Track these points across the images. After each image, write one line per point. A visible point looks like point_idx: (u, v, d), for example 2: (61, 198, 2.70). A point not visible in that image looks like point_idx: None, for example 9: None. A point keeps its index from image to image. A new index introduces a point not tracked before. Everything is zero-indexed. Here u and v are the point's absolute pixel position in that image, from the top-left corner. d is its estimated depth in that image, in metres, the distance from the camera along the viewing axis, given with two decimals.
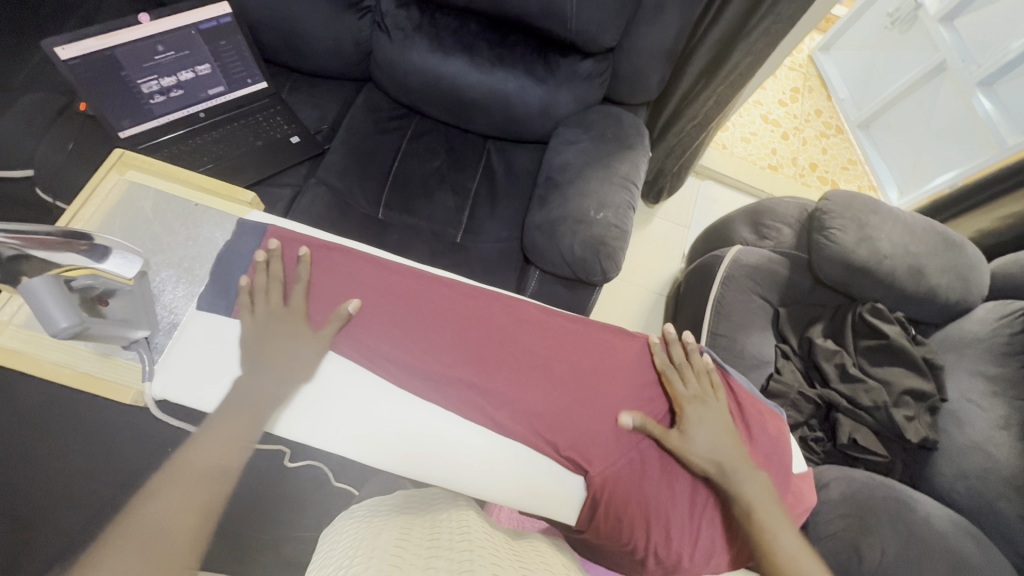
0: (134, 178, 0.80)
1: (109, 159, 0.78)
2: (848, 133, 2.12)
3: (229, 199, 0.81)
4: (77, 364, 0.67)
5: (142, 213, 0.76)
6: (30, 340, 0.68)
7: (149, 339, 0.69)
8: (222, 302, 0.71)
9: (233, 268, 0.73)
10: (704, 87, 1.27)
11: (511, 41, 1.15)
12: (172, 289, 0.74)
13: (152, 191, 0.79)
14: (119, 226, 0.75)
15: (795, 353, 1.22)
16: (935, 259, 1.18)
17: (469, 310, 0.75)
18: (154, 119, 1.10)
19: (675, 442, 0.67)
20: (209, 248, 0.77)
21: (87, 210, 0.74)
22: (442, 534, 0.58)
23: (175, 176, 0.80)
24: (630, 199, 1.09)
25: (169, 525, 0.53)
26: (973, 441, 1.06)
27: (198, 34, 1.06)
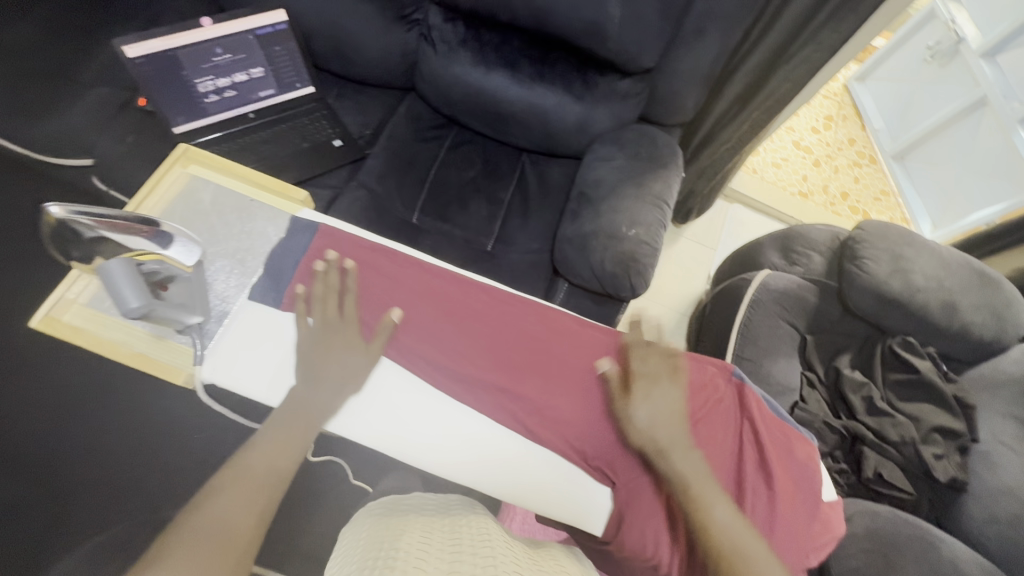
0: (195, 171, 0.83)
1: (175, 153, 0.82)
2: (882, 163, 2.10)
3: (281, 195, 0.83)
4: (133, 344, 0.69)
5: (199, 205, 0.79)
6: (92, 318, 0.70)
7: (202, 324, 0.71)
8: (271, 294, 0.73)
9: (281, 262, 0.74)
10: (740, 111, 1.28)
11: (551, 58, 1.17)
12: (224, 278, 0.76)
13: (211, 185, 0.82)
14: (177, 216, 0.78)
15: (822, 382, 1.21)
16: (971, 296, 1.16)
17: (504, 316, 0.76)
18: (206, 117, 1.15)
19: (619, 410, 0.68)
20: (261, 242, 0.78)
21: (150, 201, 0.77)
22: (464, 536, 0.62)
23: (231, 170, 0.82)
24: (662, 218, 1.10)
25: (234, 524, 0.59)
26: (1005, 485, 1.03)
27: (255, 39, 1.11)
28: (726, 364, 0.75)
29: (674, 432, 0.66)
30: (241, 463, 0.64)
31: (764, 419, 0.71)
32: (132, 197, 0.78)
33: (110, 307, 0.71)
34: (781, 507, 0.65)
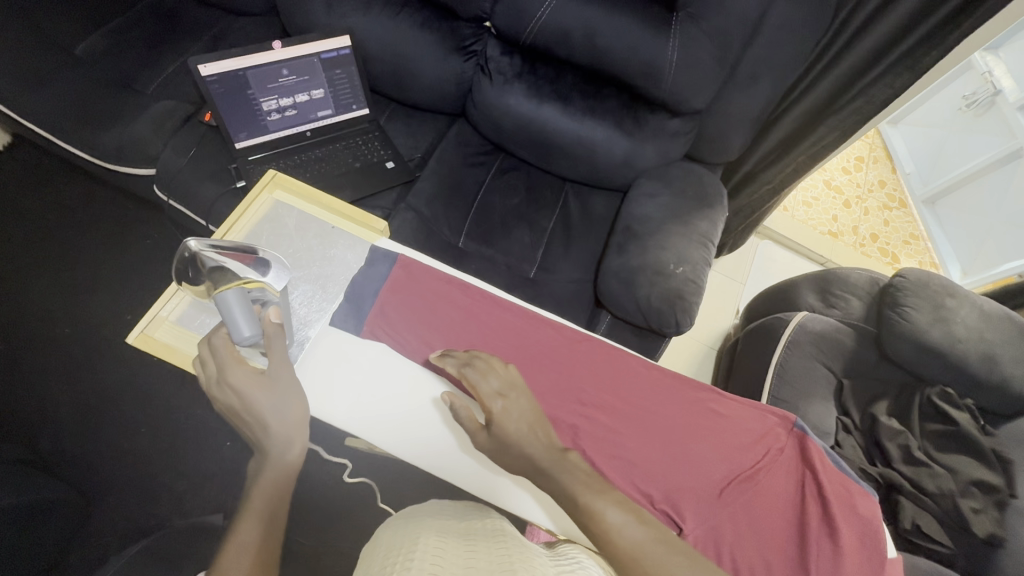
0: (281, 197, 0.86)
1: (263, 179, 0.86)
2: (911, 207, 2.11)
3: (363, 225, 0.86)
4: None
5: (286, 230, 0.82)
6: (181, 335, 0.72)
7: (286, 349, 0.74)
8: (351, 321, 0.76)
9: (362, 288, 0.77)
10: (784, 155, 1.30)
11: (604, 94, 1.21)
12: (307, 304, 0.78)
13: (295, 211, 0.85)
14: (264, 241, 0.81)
15: (856, 427, 1.20)
16: (1010, 350, 1.16)
17: (573, 354, 0.77)
18: (267, 133, 1.18)
19: (483, 443, 0.64)
20: (342, 270, 0.81)
21: (241, 224, 0.81)
22: (479, 535, 0.61)
23: (316, 199, 0.86)
24: (707, 257, 1.11)
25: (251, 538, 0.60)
26: None
27: (319, 62, 1.15)
28: (787, 415, 0.77)
29: (542, 447, 0.62)
30: (244, 499, 0.63)
31: (825, 472, 0.72)
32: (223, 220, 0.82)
33: (200, 327, 0.73)
34: (847, 564, 0.65)
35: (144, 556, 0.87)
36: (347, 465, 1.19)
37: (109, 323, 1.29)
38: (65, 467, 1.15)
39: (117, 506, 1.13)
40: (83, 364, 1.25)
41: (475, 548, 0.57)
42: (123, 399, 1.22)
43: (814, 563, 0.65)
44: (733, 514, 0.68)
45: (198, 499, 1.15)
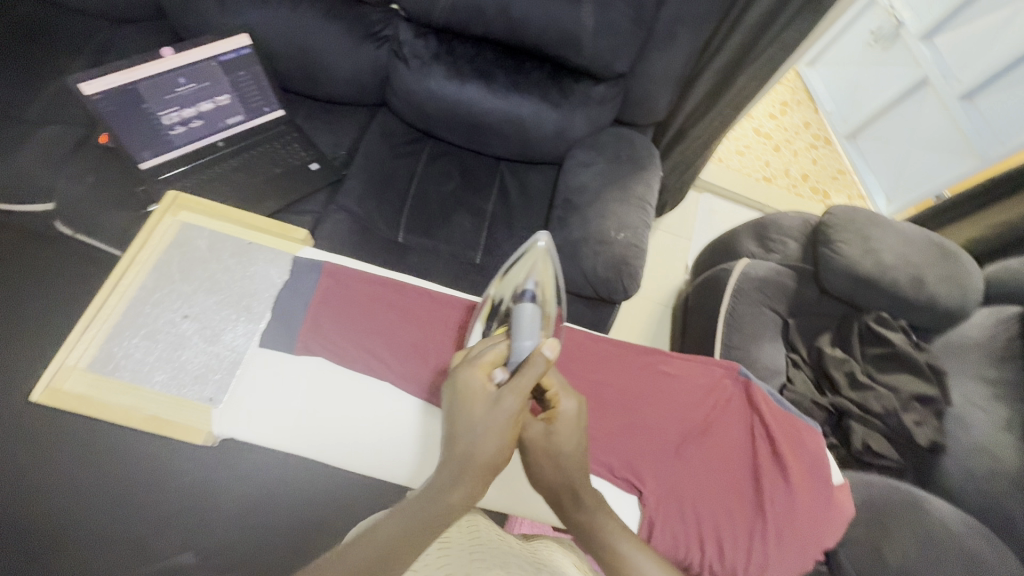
0: (188, 218, 0.81)
1: (164, 202, 0.81)
2: (836, 144, 2.20)
3: (280, 236, 0.82)
4: (146, 407, 0.66)
5: (197, 251, 0.77)
6: (95, 382, 0.67)
7: (213, 377, 0.70)
8: (282, 340, 0.72)
9: (292, 306, 0.74)
10: (709, 108, 1.32)
11: (526, 67, 1.18)
12: (231, 327, 0.74)
13: (206, 231, 0.80)
14: (176, 267, 0.76)
15: (805, 362, 1.27)
16: (935, 269, 1.24)
17: None
18: (173, 149, 1.10)
19: (534, 437, 0.60)
20: (264, 285, 0.77)
21: (146, 252, 0.76)
22: (456, 534, 0.62)
23: (226, 216, 0.81)
24: (646, 219, 1.13)
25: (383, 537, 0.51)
26: (979, 444, 1.12)
27: (218, 66, 1.07)
28: (731, 364, 0.79)
29: (578, 474, 0.60)
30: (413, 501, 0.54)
31: (772, 414, 0.75)
32: (126, 252, 0.76)
33: (115, 370, 0.68)
34: (798, 499, 0.68)
35: None
36: (316, 480, 1.16)
37: (31, 375, 1.20)
38: (10, 530, 1.08)
39: (78, 560, 1.08)
40: (9, 422, 1.16)
41: (445, 545, 0.58)
42: (61, 451, 1.15)
43: (770, 505, 0.68)
44: (691, 468, 0.70)
45: (164, 539, 1.10)
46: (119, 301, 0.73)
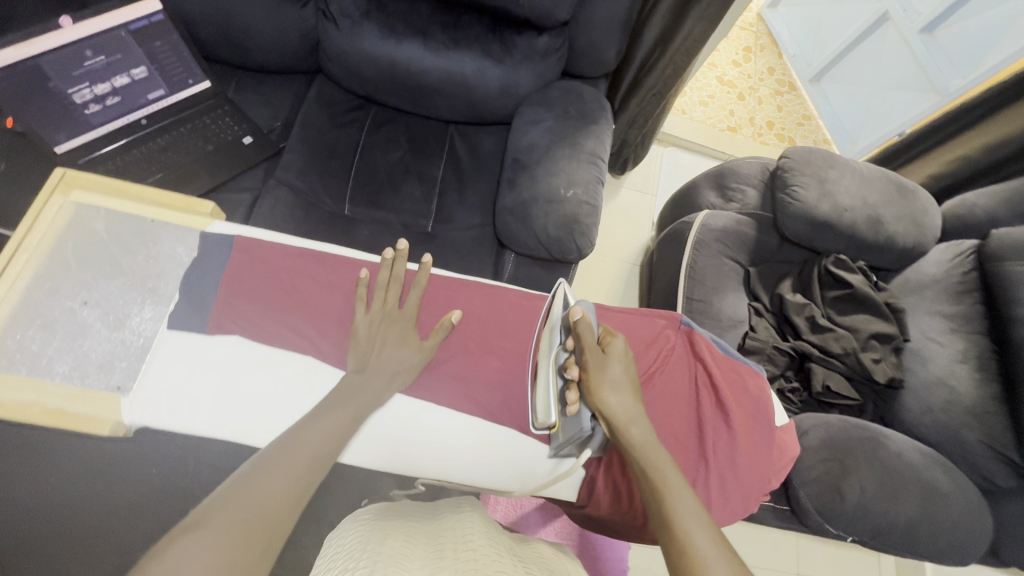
0: (80, 196, 0.77)
1: (49, 180, 0.75)
2: (801, 89, 2.16)
3: (186, 211, 0.81)
4: (46, 401, 0.66)
5: (94, 234, 0.76)
6: None
7: (119, 364, 0.71)
8: (194, 320, 0.73)
9: (201, 282, 0.75)
10: (661, 54, 1.26)
11: (464, 21, 1.12)
12: (139, 311, 0.75)
13: (102, 212, 0.78)
14: (70, 252, 0.75)
15: (767, 309, 1.26)
16: (891, 208, 1.23)
17: (454, 301, 0.80)
18: (91, 130, 1.02)
19: (593, 358, 0.62)
20: (171, 266, 0.78)
21: (34, 238, 0.72)
22: (451, 544, 0.57)
23: (124, 193, 0.78)
24: (598, 174, 1.09)
25: (270, 499, 0.50)
26: (936, 377, 1.14)
27: (129, 35, 0.98)
28: (674, 315, 0.78)
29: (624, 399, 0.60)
30: (268, 456, 0.55)
31: (713, 360, 0.74)
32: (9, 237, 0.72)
33: (10, 365, 0.67)
34: (740, 443, 0.69)
35: None
36: None
37: None
38: None
39: None
40: None
41: (440, 554, 0.54)
42: None
43: (712, 450, 0.68)
44: None
45: None
46: (6, 293, 0.69)
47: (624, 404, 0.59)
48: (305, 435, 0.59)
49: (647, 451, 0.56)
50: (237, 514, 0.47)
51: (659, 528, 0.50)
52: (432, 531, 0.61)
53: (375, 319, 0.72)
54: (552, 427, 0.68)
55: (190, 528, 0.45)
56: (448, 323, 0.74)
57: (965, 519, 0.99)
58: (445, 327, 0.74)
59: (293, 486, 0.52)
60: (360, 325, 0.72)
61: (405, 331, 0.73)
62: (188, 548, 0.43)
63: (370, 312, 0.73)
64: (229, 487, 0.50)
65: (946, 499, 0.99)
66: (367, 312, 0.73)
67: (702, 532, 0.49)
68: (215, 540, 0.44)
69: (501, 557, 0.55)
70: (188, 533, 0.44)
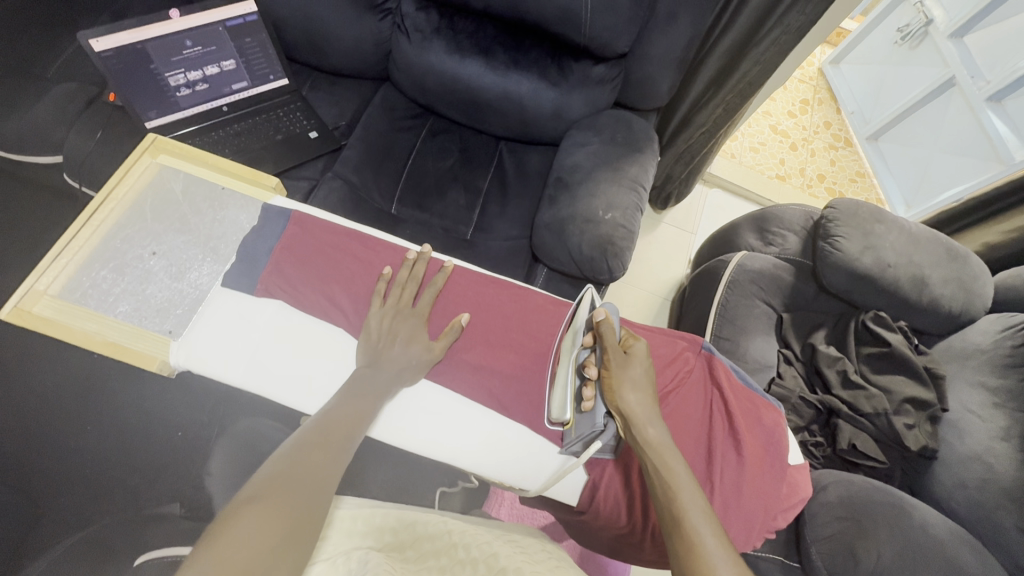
0: (165, 161, 0.88)
1: (143, 143, 0.87)
2: (857, 146, 2.13)
3: (253, 183, 0.89)
4: (107, 333, 0.72)
5: (172, 195, 0.85)
6: (62, 309, 0.73)
7: (174, 311, 0.77)
8: (244, 281, 0.79)
9: (256, 248, 0.81)
10: (714, 94, 1.29)
11: (526, 46, 1.18)
12: (199, 267, 0.82)
13: (181, 174, 0.87)
14: (150, 207, 0.84)
15: (797, 358, 1.23)
16: (938, 270, 1.20)
17: (481, 296, 0.83)
18: (179, 111, 1.12)
19: (616, 358, 0.65)
20: (233, 230, 0.85)
21: (122, 189, 0.82)
22: (425, 538, 0.61)
23: (201, 160, 0.88)
24: (638, 201, 1.11)
25: (314, 474, 0.53)
26: (974, 451, 1.07)
27: (224, 31, 1.09)
28: (695, 338, 0.79)
29: (643, 401, 0.62)
30: (302, 435, 0.58)
31: (730, 387, 0.74)
32: (101, 188, 0.82)
33: (83, 298, 0.75)
34: (748, 471, 0.68)
35: (80, 545, 0.82)
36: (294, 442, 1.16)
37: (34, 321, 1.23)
38: None
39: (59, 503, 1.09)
40: None
41: (409, 557, 0.57)
42: None
43: (720, 475, 0.67)
44: None
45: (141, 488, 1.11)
46: (90, 236, 0.79)
47: (643, 403, 0.61)
48: (338, 414, 0.63)
49: (661, 452, 0.58)
50: (288, 485, 0.50)
51: (669, 523, 0.52)
52: (404, 528, 0.64)
53: (388, 314, 0.75)
54: (564, 423, 0.71)
55: (255, 498, 0.48)
56: (456, 325, 0.77)
57: None
58: (454, 329, 0.77)
59: (332, 463, 0.56)
60: (373, 321, 0.75)
61: (416, 328, 0.76)
62: (256, 518, 0.45)
63: (384, 307, 0.76)
64: (273, 462, 0.53)
65: None
66: (383, 306, 0.77)
67: (710, 528, 0.51)
68: (279, 514, 0.47)
69: (477, 541, 0.60)
70: (254, 504, 0.47)
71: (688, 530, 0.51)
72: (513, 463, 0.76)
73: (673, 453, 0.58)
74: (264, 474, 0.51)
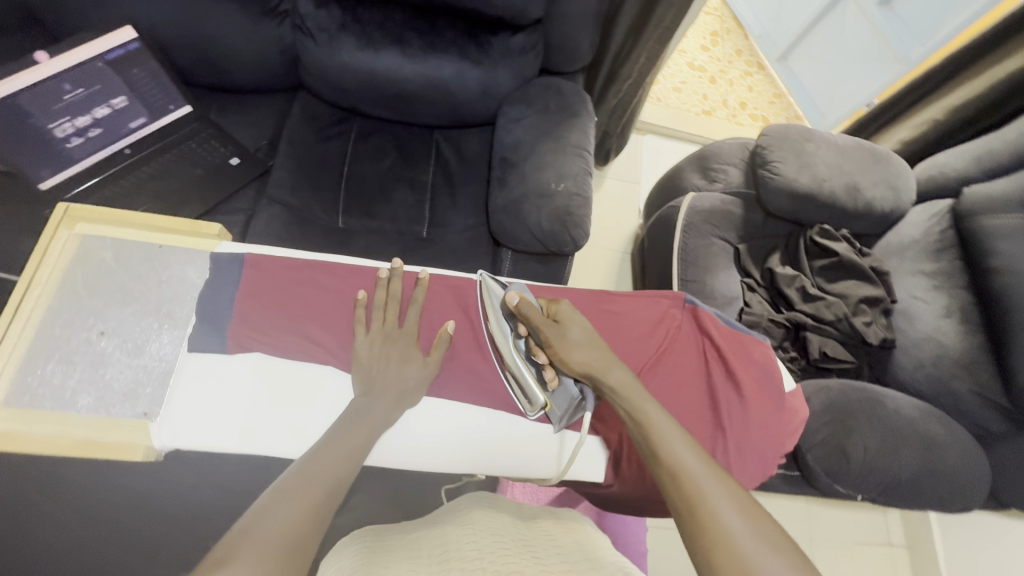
0: (86, 229, 0.77)
1: (56, 215, 0.76)
2: (769, 68, 2.21)
3: (194, 234, 0.80)
4: (74, 433, 0.67)
5: (105, 266, 0.76)
6: (13, 419, 0.67)
7: (145, 391, 0.72)
8: (212, 338, 0.74)
9: (216, 303, 0.75)
10: (634, 43, 1.29)
11: (440, 26, 1.13)
12: (158, 337, 0.75)
13: (107, 240, 0.77)
14: (84, 284, 0.75)
15: (760, 284, 1.29)
16: (866, 175, 1.28)
17: (461, 299, 0.82)
18: (76, 164, 1.01)
19: (546, 330, 0.69)
20: (185, 288, 0.78)
21: (45, 271, 0.73)
22: (454, 555, 0.58)
23: (128, 222, 0.78)
24: (585, 165, 1.11)
25: (292, 530, 0.51)
26: (923, 333, 1.19)
27: (106, 66, 0.99)
28: (676, 294, 0.79)
29: (591, 356, 0.66)
30: (279, 484, 0.56)
31: (720, 333, 0.77)
32: (22, 275, 0.73)
33: (34, 401, 0.68)
34: (752, 411, 0.72)
35: None
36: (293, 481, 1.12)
37: None
38: None
39: None
40: None
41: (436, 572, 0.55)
42: None
43: (728, 420, 0.71)
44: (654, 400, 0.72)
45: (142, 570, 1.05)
46: (22, 329, 0.70)
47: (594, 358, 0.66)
48: (328, 455, 0.61)
49: (625, 395, 0.62)
50: (262, 546, 0.48)
51: (649, 457, 0.57)
52: (430, 551, 0.61)
53: (376, 341, 0.73)
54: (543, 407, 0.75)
55: (223, 563, 0.46)
56: (445, 334, 0.76)
57: (964, 464, 1.04)
58: (444, 339, 0.76)
59: (316, 512, 0.54)
60: (362, 352, 0.72)
61: (407, 348, 0.74)
62: None
63: (370, 333, 0.74)
64: (241, 521, 0.51)
65: (945, 449, 1.04)
66: (368, 333, 0.74)
67: (684, 450, 0.55)
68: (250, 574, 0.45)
69: (506, 552, 0.59)
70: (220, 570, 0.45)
71: (665, 457, 0.55)
72: (534, 457, 0.77)
73: (636, 392, 0.63)
74: (231, 537, 0.49)
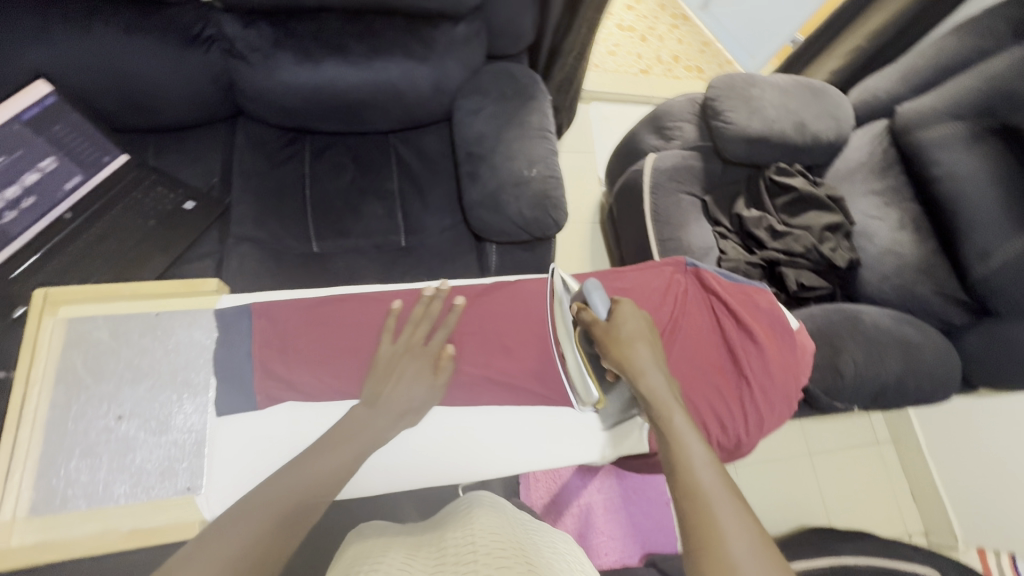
0: (70, 312, 0.74)
1: (34, 303, 0.73)
2: (693, 18, 2.25)
3: (191, 293, 0.79)
4: (118, 526, 0.66)
5: (104, 344, 0.75)
6: (46, 525, 0.65)
7: (182, 465, 0.72)
8: (239, 399, 0.75)
9: (235, 364, 0.75)
10: (573, 15, 1.28)
11: (378, 27, 1.09)
12: (180, 408, 0.75)
13: (98, 318, 0.76)
14: (85, 369, 0.73)
15: (730, 231, 1.35)
16: (810, 109, 1.34)
17: (471, 307, 0.84)
18: (14, 241, 0.89)
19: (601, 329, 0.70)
20: (195, 352, 0.77)
21: (40, 366, 0.70)
22: (451, 557, 0.55)
23: (117, 294, 0.76)
24: (552, 146, 1.12)
25: (250, 545, 0.54)
26: (884, 248, 1.28)
27: (23, 126, 0.92)
28: (679, 260, 0.84)
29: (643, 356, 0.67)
30: (245, 503, 0.59)
31: (723, 289, 0.82)
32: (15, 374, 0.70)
33: (66, 502, 0.67)
34: (768, 355, 0.77)
35: None
36: None
37: None
38: None
39: None
40: None
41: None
42: None
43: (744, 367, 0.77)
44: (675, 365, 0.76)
45: None
46: (32, 433, 0.68)
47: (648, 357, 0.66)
48: (311, 470, 0.64)
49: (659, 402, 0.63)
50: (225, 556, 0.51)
51: (672, 476, 0.57)
52: (430, 549, 0.61)
53: (399, 351, 0.74)
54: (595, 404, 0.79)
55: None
56: (450, 354, 0.74)
57: (939, 359, 1.15)
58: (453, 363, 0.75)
59: (276, 538, 0.56)
60: (383, 357, 0.73)
61: (421, 368, 0.74)
62: None
63: (397, 342, 0.75)
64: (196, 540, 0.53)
65: (922, 350, 1.14)
66: (394, 343, 0.75)
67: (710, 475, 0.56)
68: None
69: (506, 551, 0.54)
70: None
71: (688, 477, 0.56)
72: (571, 441, 0.84)
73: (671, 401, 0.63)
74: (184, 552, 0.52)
